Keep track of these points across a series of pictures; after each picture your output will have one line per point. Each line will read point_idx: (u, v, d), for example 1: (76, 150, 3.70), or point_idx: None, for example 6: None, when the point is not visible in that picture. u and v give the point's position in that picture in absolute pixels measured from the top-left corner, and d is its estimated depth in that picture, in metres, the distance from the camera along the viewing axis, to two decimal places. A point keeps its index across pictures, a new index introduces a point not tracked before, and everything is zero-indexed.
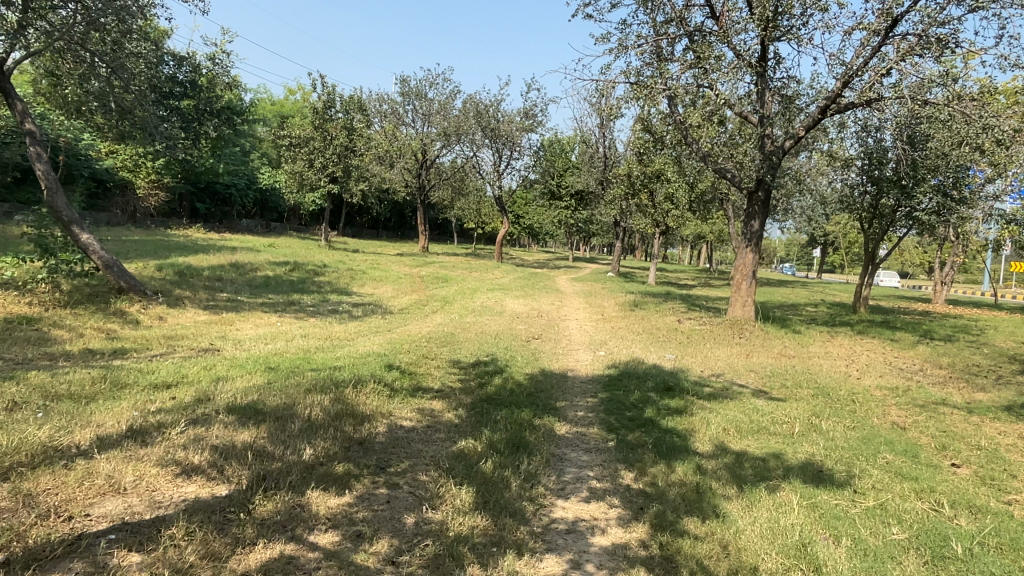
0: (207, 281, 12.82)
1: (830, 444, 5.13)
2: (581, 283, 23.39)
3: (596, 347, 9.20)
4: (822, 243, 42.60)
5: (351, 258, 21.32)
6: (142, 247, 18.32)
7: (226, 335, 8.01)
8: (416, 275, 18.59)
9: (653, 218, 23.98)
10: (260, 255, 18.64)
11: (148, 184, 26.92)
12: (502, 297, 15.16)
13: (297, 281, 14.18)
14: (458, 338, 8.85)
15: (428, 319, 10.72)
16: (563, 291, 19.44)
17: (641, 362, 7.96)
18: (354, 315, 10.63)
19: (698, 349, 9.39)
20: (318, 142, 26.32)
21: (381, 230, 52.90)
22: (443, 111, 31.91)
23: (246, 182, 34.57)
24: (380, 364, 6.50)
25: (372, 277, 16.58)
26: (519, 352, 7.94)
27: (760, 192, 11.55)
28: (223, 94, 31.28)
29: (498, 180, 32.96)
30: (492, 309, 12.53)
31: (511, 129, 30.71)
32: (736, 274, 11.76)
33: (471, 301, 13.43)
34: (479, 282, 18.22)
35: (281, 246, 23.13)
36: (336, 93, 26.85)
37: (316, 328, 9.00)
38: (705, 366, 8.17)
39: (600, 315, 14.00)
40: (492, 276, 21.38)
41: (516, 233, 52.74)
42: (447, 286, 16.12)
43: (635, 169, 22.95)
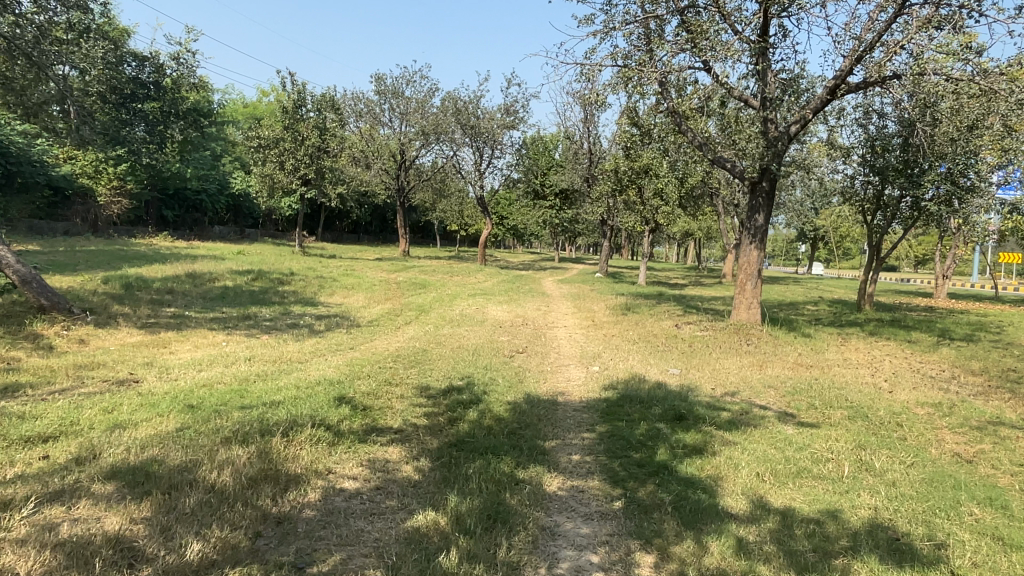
0: (155, 294, 11.56)
1: (896, 495, 4.02)
2: (568, 286, 22.32)
3: (589, 361, 8.06)
4: (812, 238, 41.81)
5: (325, 264, 20.06)
6: (94, 257, 17.00)
7: (154, 361, 6.78)
8: (392, 281, 17.42)
9: (642, 216, 22.83)
10: (223, 264, 17.34)
11: (109, 191, 25.38)
12: (484, 303, 13.99)
13: (258, 292, 12.95)
14: (430, 355, 7.66)
15: (398, 332, 9.51)
16: (550, 294, 18.34)
17: (643, 381, 6.83)
18: (315, 330, 9.42)
19: (704, 361, 8.27)
20: (289, 143, 25.01)
21: (362, 234, 51.50)
22: (421, 110, 30.70)
23: (216, 188, 33.21)
24: (330, 396, 5.32)
25: (343, 284, 15.36)
26: (500, 373, 6.77)
27: (765, 182, 10.43)
28: (189, 95, 29.89)
29: (479, 180, 31.79)
30: (473, 319, 11.36)
31: (492, 126, 29.54)
32: (740, 273, 10.64)
33: (450, 310, 12.25)
34: (459, 287, 17.07)
35: (250, 254, 21.85)
36: (306, 91, 25.57)
37: (267, 348, 7.79)
38: (716, 383, 7.06)
39: (590, 321, 12.86)
40: (474, 281, 20.24)
41: (500, 234, 51.54)
42: (424, 293, 14.93)
43: (622, 164, 21.90)
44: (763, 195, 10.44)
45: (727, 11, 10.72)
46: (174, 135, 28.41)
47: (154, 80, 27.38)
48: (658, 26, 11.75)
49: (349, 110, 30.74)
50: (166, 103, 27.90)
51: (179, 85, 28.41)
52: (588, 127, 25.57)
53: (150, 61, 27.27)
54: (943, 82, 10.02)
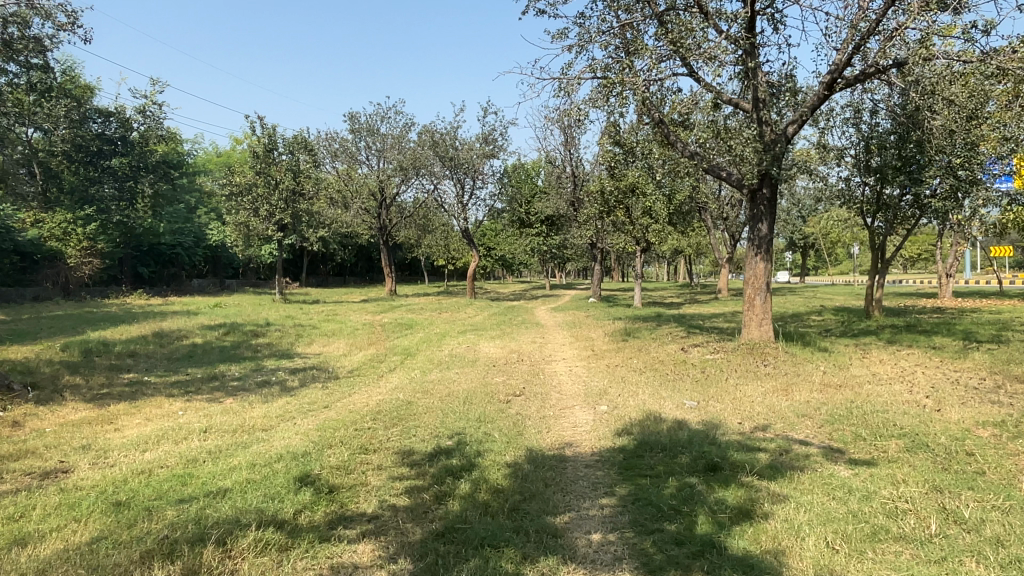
0: (114, 360, 10.61)
1: (1011, 560, 3.13)
2: (562, 313, 21.48)
3: (595, 401, 7.15)
4: (803, 246, 41.27)
5: (306, 311, 19.10)
6: (58, 323, 16.01)
7: (93, 442, 5.83)
8: (376, 324, 16.50)
9: (631, 236, 22.18)
10: (196, 319, 16.36)
11: (79, 252, 23.96)
12: (474, 340, 13.07)
13: (229, 348, 12.01)
14: (417, 408, 6.74)
15: (381, 382, 8.56)
16: (544, 325, 17.50)
17: (661, 422, 5.92)
18: (288, 387, 8.46)
19: (723, 390, 7.38)
20: (262, 189, 24.19)
21: (347, 277, 50.53)
22: (398, 146, 30.04)
23: (193, 240, 32.31)
24: (291, 477, 4.39)
25: (322, 331, 14.43)
26: (495, 425, 5.85)
27: (765, 188, 9.65)
28: (157, 148, 29.09)
29: (462, 213, 31.09)
30: (465, 359, 10.44)
31: (471, 156, 28.82)
32: (748, 288, 9.80)
33: (439, 351, 11.33)
34: (448, 324, 16.18)
35: (229, 306, 20.92)
36: (277, 134, 24.84)
37: (229, 415, 6.84)
38: (745, 417, 6.16)
39: (589, 351, 11.96)
40: (463, 316, 19.38)
41: (488, 266, 50.75)
42: (410, 334, 14.02)
43: (606, 185, 21.22)
44: (764, 203, 9.67)
45: (709, 13, 10.04)
46: (144, 191, 27.50)
47: (119, 135, 26.50)
48: (636, 33, 11.01)
49: (324, 151, 30.02)
50: (135, 157, 27.01)
51: (147, 139, 27.56)
52: (569, 150, 24.92)
53: (115, 116, 26.45)
54: (946, 66, 9.37)
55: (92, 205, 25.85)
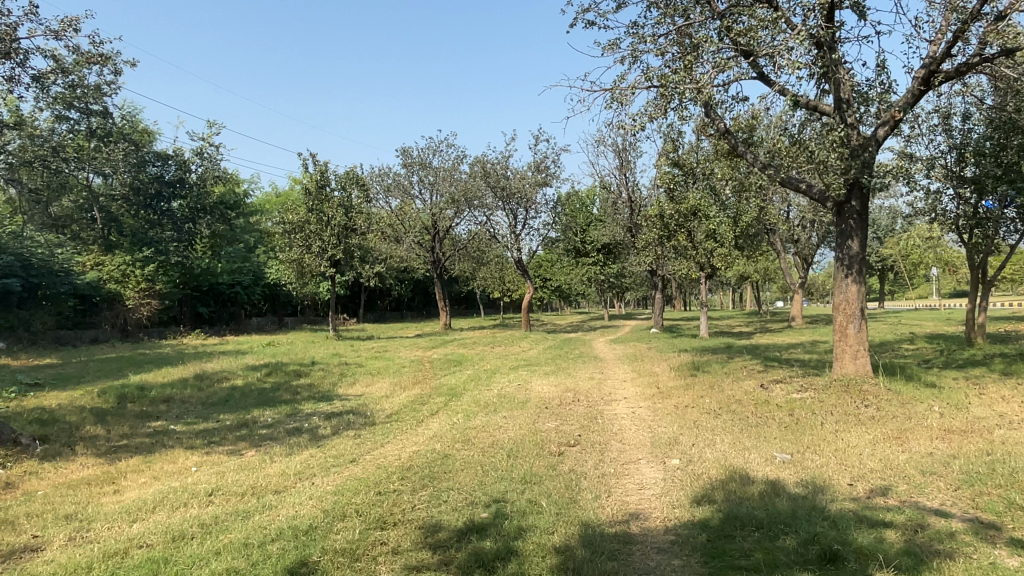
0: (147, 407, 10.08)
1: None
2: (622, 345, 20.31)
3: (664, 452, 6.05)
4: (880, 270, 38.78)
5: (356, 348, 18.52)
6: (107, 365, 15.83)
7: (83, 508, 5.08)
8: (425, 360, 15.70)
9: (695, 262, 20.66)
10: (243, 359, 15.93)
11: (137, 293, 24.89)
12: (527, 378, 12.06)
13: (268, 390, 11.36)
14: (455, 463, 5.79)
15: (420, 429, 7.65)
16: (603, 359, 16.38)
17: (750, 486, 4.80)
18: (318, 436, 7.66)
19: (820, 439, 6.17)
20: (314, 225, 23.67)
21: (404, 311, 50.38)
22: (451, 178, 29.67)
23: (251, 279, 32.51)
24: (281, 567, 3.49)
25: (368, 369, 13.70)
26: (543, 488, 4.84)
27: (854, 200, 8.49)
28: (215, 188, 29.47)
29: (516, 244, 30.35)
30: (515, 400, 9.46)
31: (524, 185, 28.19)
32: (839, 315, 8.54)
33: (489, 390, 10.39)
34: (500, 360, 15.25)
35: (280, 345, 20.56)
36: (329, 170, 24.51)
37: (243, 472, 6.03)
38: (856, 478, 4.97)
39: (654, 389, 10.79)
40: (517, 350, 18.45)
41: (545, 298, 49.79)
42: (460, 371, 13.14)
43: (667, 208, 20.13)
44: (855, 218, 8.48)
45: (780, 8, 9.01)
46: (201, 230, 28.07)
47: (177, 178, 27.08)
48: (695, 37, 10.04)
49: (377, 186, 29.90)
50: (193, 199, 27.59)
51: (205, 180, 28.02)
52: (624, 174, 23.98)
53: (173, 159, 27.05)
54: None
55: (150, 246, 26.20)
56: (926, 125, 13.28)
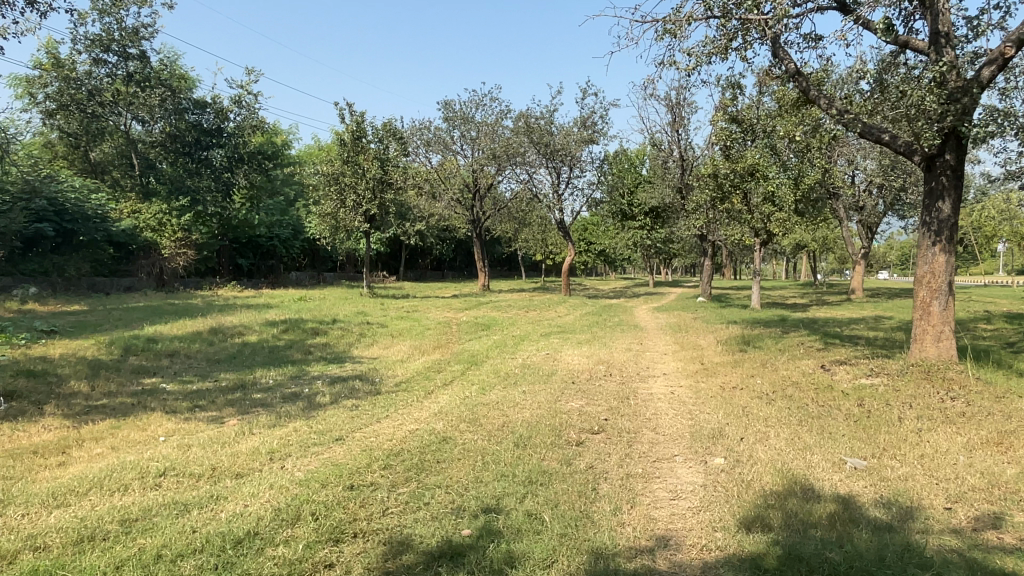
0: (148, 362, 9.45)
1: None
2: (666, 314, 19.10)
3: (706, 449, 5.01)
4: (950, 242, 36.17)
5: (385, 307, 17.76)
6: (130, 315, 15.40)
7: (10, 485, 4.32)
8: (454, 322, 14.80)
9: (750, 226, 19.55)
10: (266, 313, 15.31)
11: (173, 243, 24.46)
12: (558, 346, 11.05)
13: (280, 347, 10.64)
14: (455, 450, 4.85)
15: (425, 402, 6.74)
16: (644, 328, 15.23)
17: (817, 505, 3.72)
18: (312, 405, 6.82)
19: (900, 440, 5.03)
20: (349, 177, 22.75)
21: (446, 271, 49.74)
22: (492, 134, 28.43)
23: (290, 232, 32.10)
24: None
25: (392, 329, 12.87)
26: (551, 494, 3.86)
27: (948, 153, 7.06)
28: (252, 138, 28.84)
29: (558, 204, 29.10)
30: (540, 371, 8.48)
31: (568, 142, 26.74)
32: (921, 289, 7.25)
33: (513, 359, 9.44)
34: (533, 325, 14.25)
35: (311, 300, 19.98)
36: (366, 121, 23.44)
37: (211, 448, 5.20)
38: (955, 500, 3.85)
39: (697, 365, 9.68)
40: (553, 315, 17.43)
41: (589, 262, 48.43)
42: (486, 335, 12.21)
43: (721, 167, 18.63)
44: (948, 174, 7.08)
45: None
46: (238, 181, 27.71)
47: (215, 127, 26.58)
48: None
49: (416, 140, 28.88)
50: (230, 149, 27.15)
51: (243, 129, 27.37)
52: (676, 131, 22.44)
53: (210, 107, 26.47)
54: None
55: (186, 195, 25.93)
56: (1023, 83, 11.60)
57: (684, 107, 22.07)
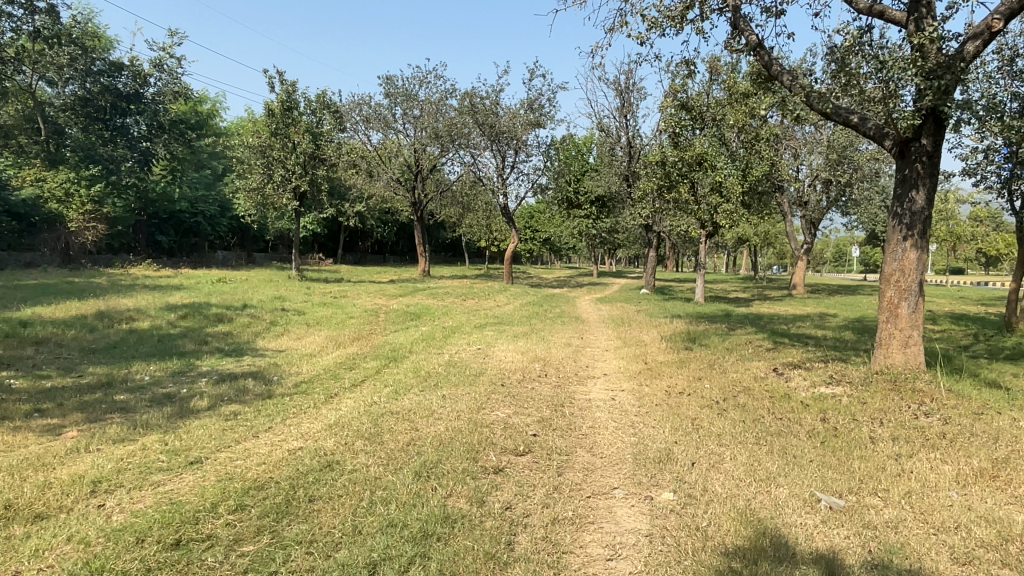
0: (8, 350, 8.07)
1: None
2: (608, 306, 18.35)
3: (652, 480, 4.10)
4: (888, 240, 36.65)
5: (308, 291, 16.42)
6: (15, 293, 13.71)
7: None
8: (381, 309, 13.65)
9: (697, 218, 18.40)
10: (171, 295, 13.81)
11: (81, 215, 22.39)
12: (491, 340, 10.03)
13: (174, 336, 9.35)
14: (337, 480, 3.81)
15: (322, 410, 5.64)
16: (586, 320, 14.41)
17: (796, 573, 2.85)
18: (183, 413, 5.64)
19: (879, 470, 4.22)
20: (277, 151, 21.17)
21: (386, 254, 48.11)
22: (435, 113, 27.13)
23: (216, 209, 30.19)
24: None
25: (310, 317, 11.65)
26: (447, 556, 2.87)
27: (924, 138, 6.30)
28: (175, 106, 26.80)
29: (502, 188, 28.05)
30: (465, 370, 7.46)
31: (514, 125, 25.61)
32: (889, 289, 6.52)
33: (437, 355, 8.40)
34: (467, 315, 13.21)
35: (231, 282, 18.46)
36: (298, 91, 21.86)
37: (22, 475, 4.02)
38: (962, 561, 3.04)
39: (641, 364, 8.84)
40: (490, 304, 16.46)
41: (532, 250, 47.55)
42: (414, 326, 11.12)
43: (670, 154, 17.89)
44: (924, 160, 6.33)
45: None
46: (157, 153, 25.61)
47: (132, 91, 24.41)
48: None
49: (354, 115, 27.31)
50: (150, 116, 25.04)
51: (164, 96, 25.45)
52: (624, 117, 21.63)
53: (127, 70, 24.28)
54: None
55: (98, 164, 23.78)
56: (979, 80, 11.18)
57: (633, 92, 21.31)
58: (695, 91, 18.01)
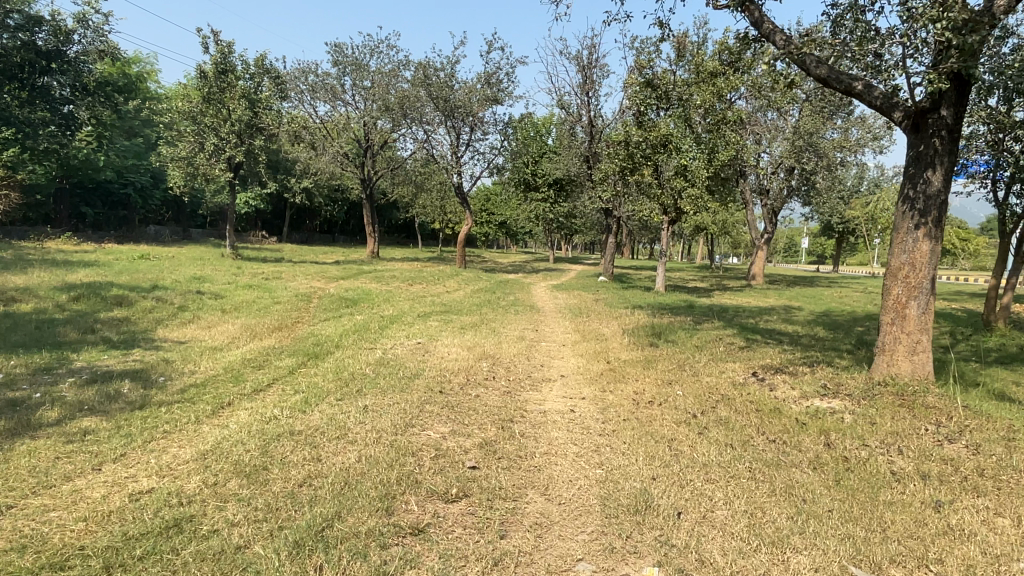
0: None
1: None
2: (564, 293, 17.33)
3: (631, 544, 3.01)
4: (844, 232, 36.56)
5: (237, 272, 14.95)
6: None
7: None
8: (315, 293, 12.31)
9: (660, 203, 17.44)
10: (75, 273, 12.20)
11: None
12: (433, 333, 8.85)
13: (56, 320, 7.94)
14: (177, 557, 2.62)
15: (202, 429, 4.39)
16: (541, 309, 13.34)
17: None
18: (18, 427, 4.34)
19: (922, 529, 3.21)
20: (210, 118, 19.46)
21: (336, 234, 46.22)
22: (386, 85, 25.60)
23: (148, 180, 28.12)
24: None
25: (229, 300, 10.28)
26: None
27: (943, 108, 5.35)
28: (101, 66, 24.63)
29: (456, 166, 26.70)
30: (398, 370, 6.29)
31: (470, 100, 24.28)
32: (895, 285, 5.59)
33: (367, 350, 7.20)
34: (411, 302, 11.98)
35: (153, 260, 16.80)
36: (234, 53, 20.08)
37: None
38: None
39: (602, 364, 7.77)
40: (438, 290, 15.25)
41: (488, 234, 46.30)
42: (348, 314, 9.84)
43: (633, 134, 16.85)
44: (943, 135, 5.38)
45: None
46: (79, 116, 23.27)
47: (53, 48, 21.75)
48: None
49: (300, 84, 25.55)
50: (74, 77, 22.68)
51: (88, 57, 22.83)
52: (585, 94, 20.52)
53: (47, 23, 21.49)
54: None
55: (12, 127, 21.09)
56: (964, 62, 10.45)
57: (595, 69, 20.21)
58: (662, 68, 17.03)
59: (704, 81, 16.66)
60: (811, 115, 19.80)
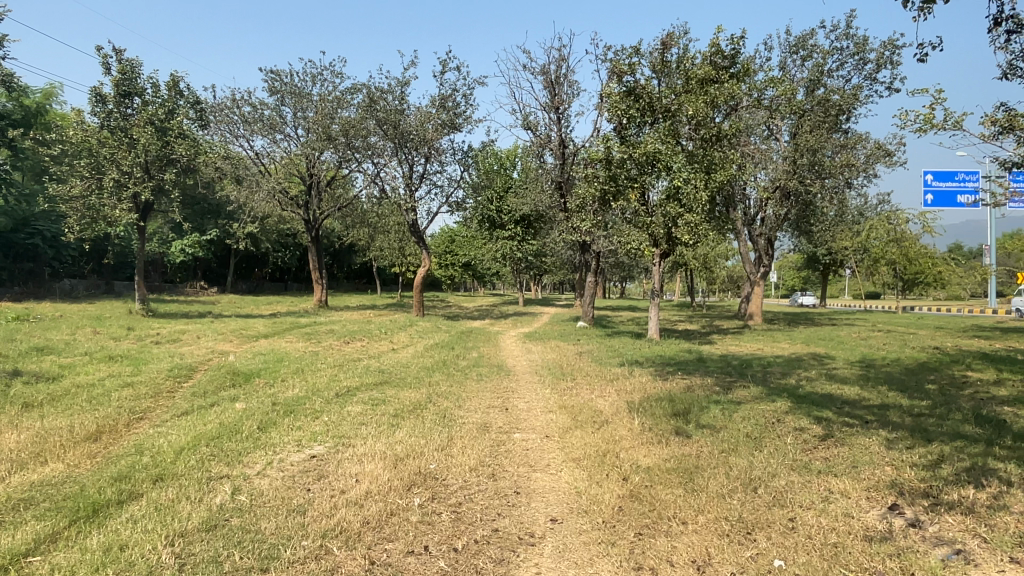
0: None
1: None
2: (540, 345, 14.30)
3: None
4: (833, 260, 34.29)
5: (123, 335, 11.65)
6: None
7: None
8: (208, 364, 9.08)
9: (650, 233, 14.61)
10: None
11: None
12: (345, 430, 5.70)
13: None
14: None
15: None
16: (515, 372, 10.26)
17: None
18: None
19: None
20: (110, 148, 16.29)
21: (289, 283, 42.71)
22: (328, 113, 22.73)
23: (59, 227, 24.58)
24: None
25: (58, 384, 7.01)
26: None
27: None
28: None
29: (411, 202, 23.77)
30: (233, 551, 3.17)
31: (423, 126, 21.50)
32: None
33: (204, 490, 4.05)
34: (337, 372, 8.79)
35: (26, 321, 13.43)
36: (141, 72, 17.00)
37: None
38: None
39: (616, 481, 4.69)
40: (383, 349, 12.10)
41: (453, 277, 43.27)
42: (230, 401, 6.64)
43: (615, 152, 14.12)
44: None
45: None
46: None
47: None
48: None
49: (230, 115, 22.53)
50: None
51: None
52: (554, 114, 17.88)
53: None
54: None
55: None
56: None
57: (564, 84, 17.63)
58: (644, 75, 14.53)
59: (693, 90, 14.22)
60: (811, 131, 17.38)
